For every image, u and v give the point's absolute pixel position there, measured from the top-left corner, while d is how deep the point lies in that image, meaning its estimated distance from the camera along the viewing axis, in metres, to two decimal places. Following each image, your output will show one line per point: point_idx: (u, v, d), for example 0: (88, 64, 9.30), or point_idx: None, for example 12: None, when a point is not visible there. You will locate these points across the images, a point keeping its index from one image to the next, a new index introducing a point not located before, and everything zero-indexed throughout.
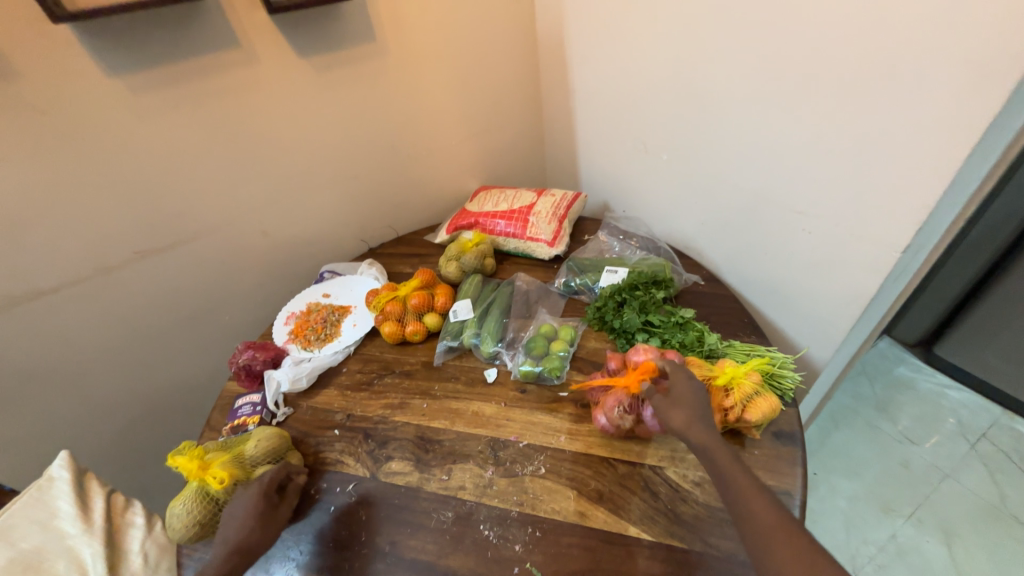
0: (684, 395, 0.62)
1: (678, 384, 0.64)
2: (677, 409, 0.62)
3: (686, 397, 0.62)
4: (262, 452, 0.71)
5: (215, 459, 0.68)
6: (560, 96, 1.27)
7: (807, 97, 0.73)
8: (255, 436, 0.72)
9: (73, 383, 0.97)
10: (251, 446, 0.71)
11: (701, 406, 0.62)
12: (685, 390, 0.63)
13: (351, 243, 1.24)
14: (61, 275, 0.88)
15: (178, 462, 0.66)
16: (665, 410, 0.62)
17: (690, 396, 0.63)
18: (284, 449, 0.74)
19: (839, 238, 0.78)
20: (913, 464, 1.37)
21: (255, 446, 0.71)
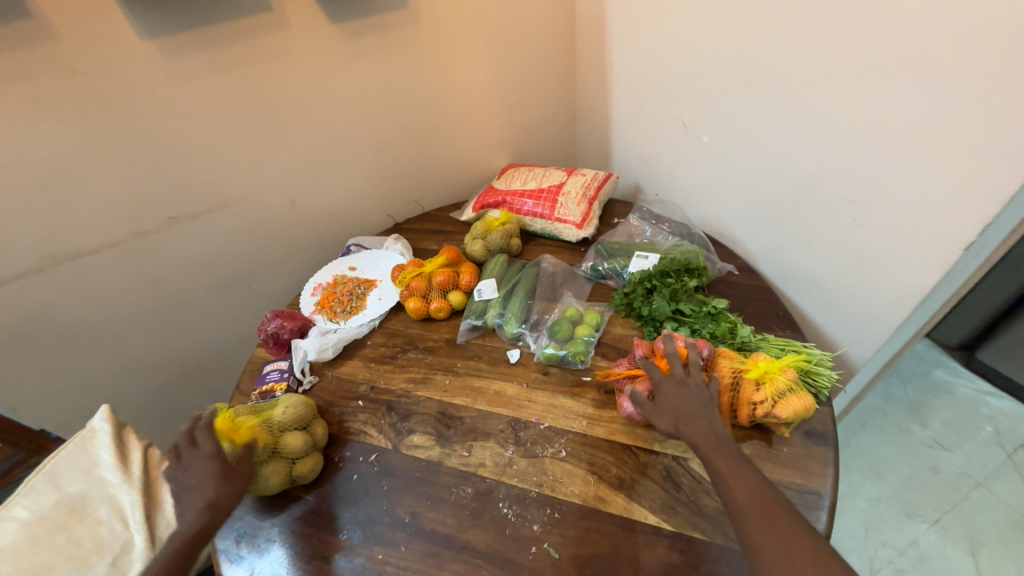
0: (670, 400, 0.62)
1: (664, 388, 0.64)
2: (664, 413, 0.62)
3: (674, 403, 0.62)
4: (290, 419, 0.72)
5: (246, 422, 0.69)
6: (595, 71, 1.22)
7: (869, 77, 0.68)
8: (281, 405, 0.73)
9: (113, 341, 1.01)
10: (279, 414, 0.72)
11: (692, 408, 0.61)
12: (671, 395, 0.63)
13: (378, 217, 1.24)
14: (101, 237, 0.91)
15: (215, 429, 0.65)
16: (654, 417, 0.62)
17: (678, 399, 0.62)
18: (310, 418, 0.75)
19: (891, 232, 0.74)
20: (943, 470, 1.32)
21: (284, 412, 0.72)
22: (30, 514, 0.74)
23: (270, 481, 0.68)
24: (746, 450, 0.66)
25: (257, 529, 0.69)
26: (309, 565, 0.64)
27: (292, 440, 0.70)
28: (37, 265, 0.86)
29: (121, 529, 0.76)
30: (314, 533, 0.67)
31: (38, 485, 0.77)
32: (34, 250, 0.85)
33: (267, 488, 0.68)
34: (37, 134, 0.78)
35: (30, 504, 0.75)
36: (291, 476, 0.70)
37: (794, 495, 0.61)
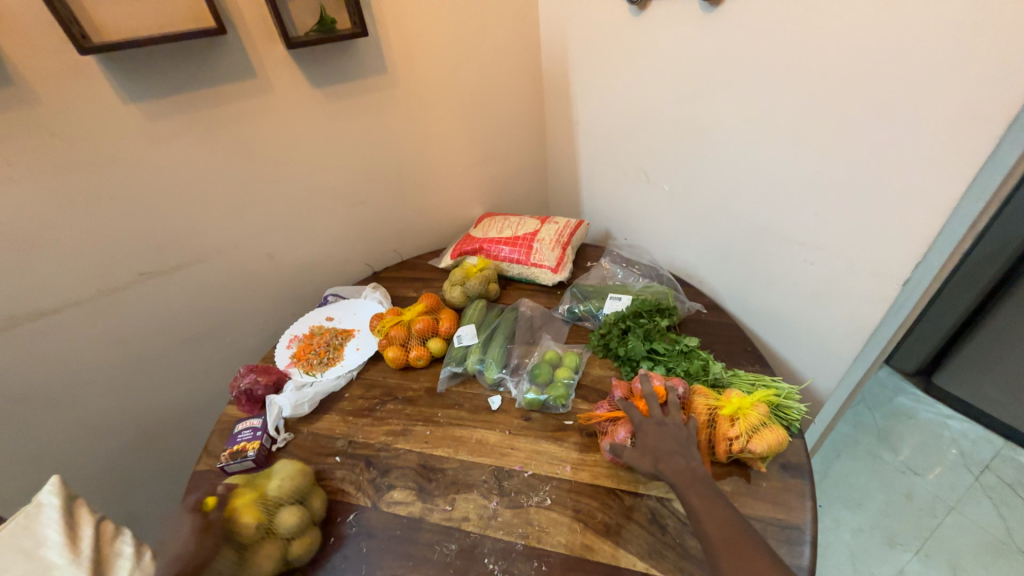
0: (651, 441, 0.64)
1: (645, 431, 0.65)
2: (646, 454, 0.63)
3: (654, 444, 0.64)
4: (285, 491, 0.67)
5: (237, 499, 0.64)
6: (564, 128, 1.31)
7: (807, 135, 0.76)
8: (277, 475, 0.69)
9: (69, 404, 0.95)
10: (274, 485, 0.67)
11: (672, 446, 0.63)
12: (651, 436, 0.64)
13: (356, 266, 1.25)
14: (65, 296, 0.88)
15: (204, 504, 0.65)
16: (637, 459, 0.62)
17: (659, 440, 0.64)
18: (306, 489, 0.70)
19: (841, 270, 0.80)
20: (917, 495, 1.35)
21: (278, 484, 0.67)
22: None
23: (263, 565, 0.62)
24: (727, 487, 0.67)
25: None
26: None
27: (286, 514, 0.65)
28: None
29: None
30: None
31: None
32: None
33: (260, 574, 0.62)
34: (6, 194, 0.77)
35: None
36: (289, 554, 0.64)
37: (777, 531, 0.62)
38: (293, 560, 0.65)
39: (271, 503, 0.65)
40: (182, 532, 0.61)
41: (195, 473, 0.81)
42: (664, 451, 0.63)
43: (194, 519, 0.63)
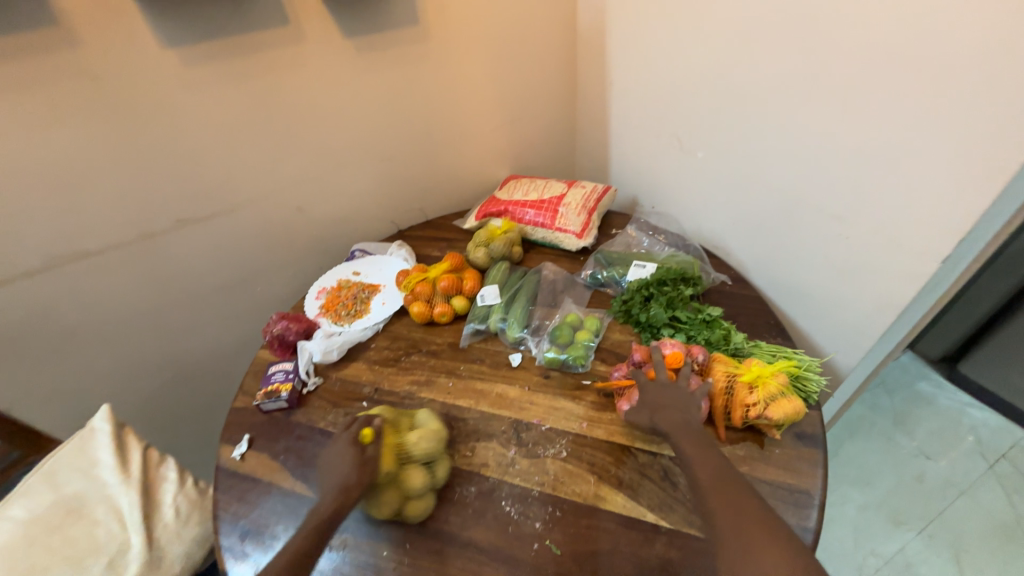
0: (651, 397, 0.69)
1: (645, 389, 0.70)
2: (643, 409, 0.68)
3: (652, 400, 0.68)
4: (421, 450, 0.66)
5: (386, 439, 0.66)
6: (596, 90, 1.27)
7: (855, 102, 0.73)
8: (421, 432, 0.68)
9: (115, 341, 1.02)
10: (417, 441, 0.67)
11: (671, 402, 0.67)
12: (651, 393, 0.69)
13: (382, 224, 1.27)
14: (110, 238, 0.92)
15: (363, 433, 0.66)
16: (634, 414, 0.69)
17: (657, 396, 0.68)
18: (438, 453, 0.69)
19: (877, 246, 0.78)
20: (928, 479, 1.36)
21: (419, 440, 0.67)
22: (26, 514, 0.78)
23: (385, 507, 0.64)
24: (740, 451, 0.69)
25: (263, 527, 0.70)
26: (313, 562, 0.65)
27: (416, 474, 0.65)
28: (46, 263, 0.88)
29: (117, 529, 0.81)
30: None
31: (37, 483, 0.82)
32: (43, 249, 0.86)
33: (380, 512, 0.64)
34: (54, 135, 0.80)
35: (26, 504, 0.79)
36: (408, 513, 0.65)
37: (786, 494, 0.64)
38: (410, 520, 0.66)
39: (408, 458, 0.66)
40: (343, 459, 0.63)
41: (233, 408, 0.87)
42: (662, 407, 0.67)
43: (355, 449, 0.64)
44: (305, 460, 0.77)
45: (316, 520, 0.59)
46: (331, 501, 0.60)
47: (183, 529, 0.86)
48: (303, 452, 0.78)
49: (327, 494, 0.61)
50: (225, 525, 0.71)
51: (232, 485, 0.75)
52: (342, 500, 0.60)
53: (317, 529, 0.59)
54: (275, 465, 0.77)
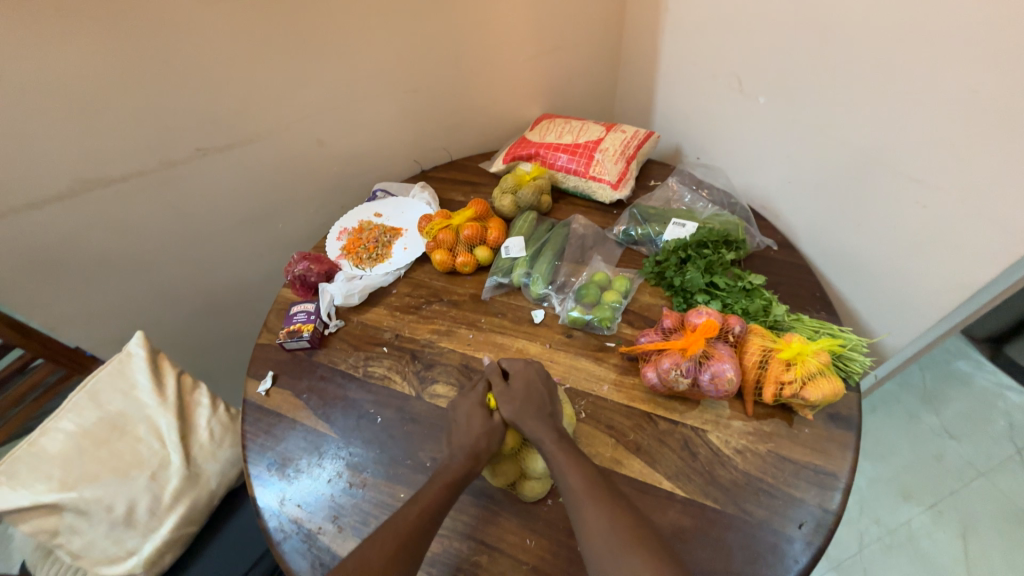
0: (520, 387, 0.66)
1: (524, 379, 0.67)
2: (512, 401, 0.65)
3: (522, 391, 0.66)
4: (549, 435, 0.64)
5: None
6: (646, 17, 1.12)
7: (969, 42, 0.60)
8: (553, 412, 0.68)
9: (144, 270, 1.03)
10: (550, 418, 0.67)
11: (540, 396, 0.66)
12: (523, 385, 0.67)
13: (405, 162, 1.20)
14: (130, 165, 0.90)
15: (490, 398, 0.67)
16: (502, 403, 0.65)
17: (527, 388, 0.66)
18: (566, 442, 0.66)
19: (957, 219, 0.69)
20: (947, 458, 1.33)
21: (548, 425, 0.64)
22: (75, 427, 0.83)
23: (501, 478, 0.63)
24: (767, 427, 0.66)
25: (288, 460, 0.73)
26: (335, 496, 0.68)
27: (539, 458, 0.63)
28: (69, 188, 0.86)
29: (158, 447, 0.87)
30: (340, 468, 0.71)
31: (82, 401, 0.86)
32: (65, 173, 0.85)
33: (497, 480, 0.63)
34: (63, 50, 0.75)
35: (75, 418, 0.84)
36: (526, 490, 0.63)
37: (810, 474, 0.62)
38: (523, 498, 0.64)
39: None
40: (470, 422, 0.65)
41: (258, 344, 0.88)
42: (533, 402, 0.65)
43: (483, 413, 0.65)
44: (327, 400, 0.79)
45: (443, 481, 0.60)
46: (461, 462, 0.61)
47: (218, 450, 0.93)
48: (325, 393, 0.80)
49: (457, 454, 0.62)
50: (253, 455, 0.74)
51: (259, 418, 0.78)
52: (468, 463, 0.61)
53: (444, 489, 0.60)
54: (298, 403, 0.79)
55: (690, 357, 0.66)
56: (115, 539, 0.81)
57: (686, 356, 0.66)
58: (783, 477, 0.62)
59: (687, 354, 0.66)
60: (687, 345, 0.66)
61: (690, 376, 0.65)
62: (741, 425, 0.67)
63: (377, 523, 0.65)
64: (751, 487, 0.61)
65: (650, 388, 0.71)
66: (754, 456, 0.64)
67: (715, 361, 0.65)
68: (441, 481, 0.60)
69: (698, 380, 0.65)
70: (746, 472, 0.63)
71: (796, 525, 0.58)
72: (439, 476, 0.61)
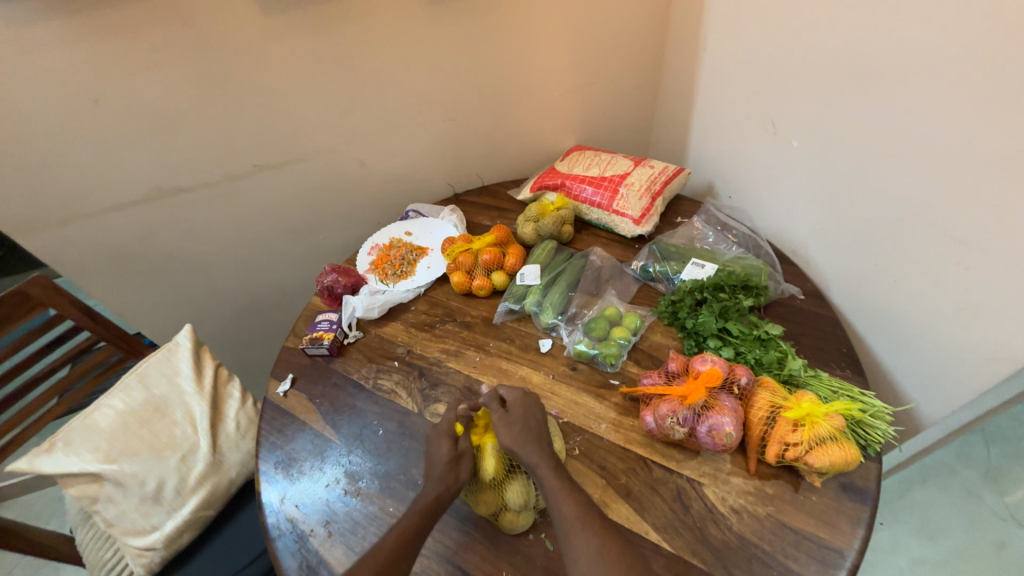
0: (519, 413, 0.67)
1: (523, 407, 0.68)
2: (510, 427, 0.65)
3: (520, 417, 0.67)
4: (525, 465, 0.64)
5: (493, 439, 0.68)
6: (686, 55, 1.12)
7: (1022, 98, 0.56)
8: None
9: (200, 269, 1.15)
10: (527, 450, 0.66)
11: (538, 424, 0.67)
12: (522, 411, 0.67)
13: (439, 185, 1.26)
14: (196, 177, 1.01)
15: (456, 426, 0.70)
16: (500, 427, 0.65)
17: (526, 415, 0.67)
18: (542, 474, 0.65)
19: (1009, 285, 0.62)
20: (1011, 548, 1.17)
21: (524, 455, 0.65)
22: (123, 406, 0.93)
23: (481, 505, 0.64)
24: (769, 489, 0.63)
25: (293, 460, 0.77)
26: (331, 501, 0.72)
27: (515, 488, 0.63)
28: (145, 195, 0.99)
29: (190, 432, 0.95)
30: (340, 474, 0.74)
31: (132, 382, 0.96)
32: (143, 182, 0.97)
33: (477, 508, 0.65)
34: (151, 79, 0.87)
35: (125, 398, 0.94)
36: (503, 522, 0.63)
37: (812, 547, 0.57)
38: (503, 529, 0.64)
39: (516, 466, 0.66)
40: (438, 452, 0.66)
41: (284, 347, 0.95)
42: (532, 429, 0.66)
43: (450, 440, 0.67)
44: (337, 407, 0.83)
45: (419, 508, 0.62)
46: (435, 491, 0.63)
47: (241, 441, 0.99)
48: (336, 400, 0.84)
49: (431, 484, 0.64)
50: (265, 451, 0.79)
51: (274, 417, 0.84)
52: (444, 491, 0.63)
53: (420, 516, 0.62)
54: (311, 407, 0.84)
55: (688, 407, 0.63)
56: (143, 513, 0.89)
57: (685, 404, 0.64)
58: (781, 545, 0.58)
59: (686, 403, 0.64)
60: (687, 395, 0.64)
61: (686, 426, 0.63)
62: (741, 483, 0.63)
63: (365, 533, 0.67)
64: (743, 551, 0.58)
65: (647, 432, 0.69)
66: (752, 519, 0.60)
67: (713, 413, 0.62)
68: (416, 509, 0.62)
69: (695, 431, 0.63)
70: (740, 534, 0.59)
71: None
72: (418, 503, 0.63)
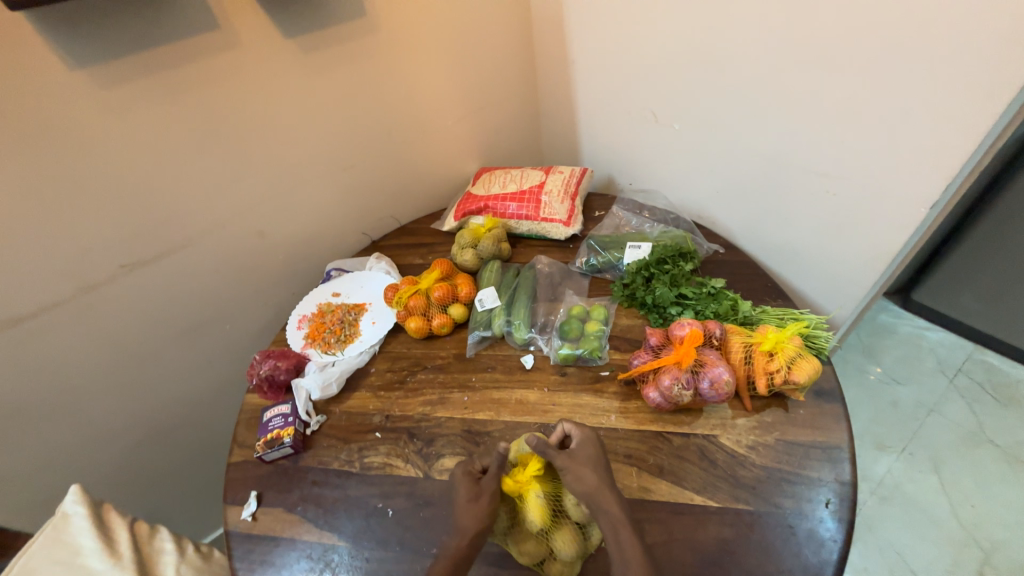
0: (587, 453, 0.63)
1: (588, 449, 0.64)
2: (582, 468, 0.61)
3: (588, 456, 0.63)
4: (576, 512, 0.60)
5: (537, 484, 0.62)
6: (557, 69, 1.23)
7: (833, 59, 0.73)
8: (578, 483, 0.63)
9: (71, 410, 0.90)
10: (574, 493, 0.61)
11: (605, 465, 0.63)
12: (591, 451, 0.63)
13: (353, 237, 1.18)
14: (45, 297, 0.80)
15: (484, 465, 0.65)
16: (572, 470, 0.60)
17: (594, 457, 0.63)
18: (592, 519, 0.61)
19: (864, 198, 0.80)
20: (902, 403, 1.47)
21: (575, 502, 0.60)
22: None
23: (522, 553, 0.59)
24: (768, 417, 0.70)
25: None
26: None
27: (564, 538, 0.58)
28: None
29: None
30: None
31: None
32: None
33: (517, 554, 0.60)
34: None
35: None
36: (548, 571, 0.59)
37: (819, 452, 0.66)
38: None
39: (563, 511, 0.61)
40: (459, 496, 0.62)
41: (231, 464, 0.79)
42: (601, 469, 0.62)
43: (469, 482, 0.63)
44: (326, 506, 0.71)
45: (463, 540, 0.59)
46: (475, 519, 0.59)
47: None
48: (321, 499, 0.72)
49: (469, 513, 0.60)
50: None
51: (250, 549, 0.69)
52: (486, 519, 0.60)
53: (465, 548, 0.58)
54: (293, 518, 0.71)
55: (686, 369, 0.69)
56: None
57: (682, 368, 0.69)
58: (798, 461, 0.65)
59: (683, 367, 0.69)
60: (682, 359, 0.69)
61: (691, 387, 0.68)
62: (746, 422, 0.70)
63: None
64: (773, 479, 0.64)
65: (655, 408, 0.73)
66: (767, 449, 0.67)
67: (709, 367, 0.68)
68: (460, 539, 0.59)
69: (699, 389, 0.68)
70: (764, 466, 0.65)
71: (824, 506, 0.61)
72: (456, 533, 0.60)
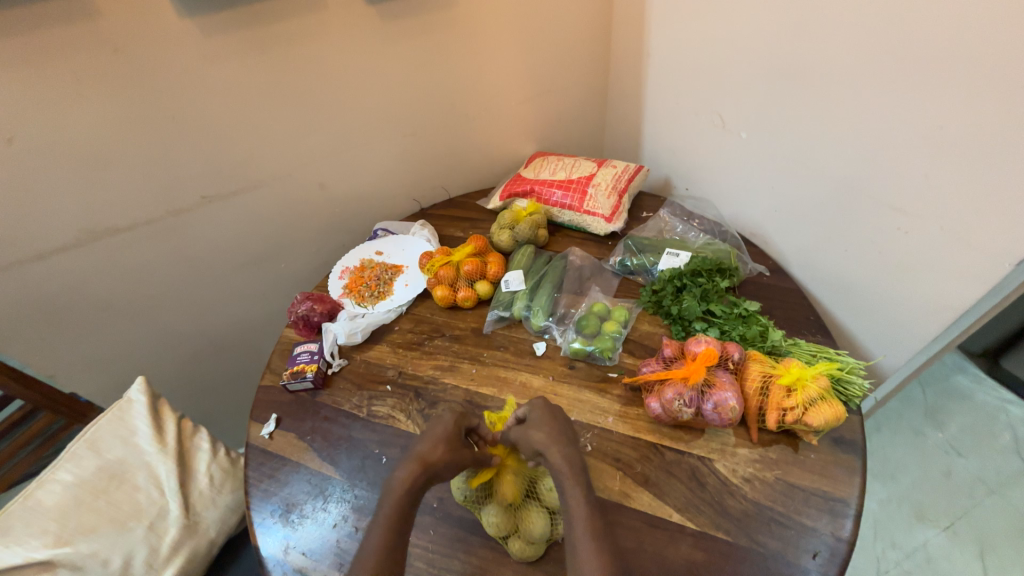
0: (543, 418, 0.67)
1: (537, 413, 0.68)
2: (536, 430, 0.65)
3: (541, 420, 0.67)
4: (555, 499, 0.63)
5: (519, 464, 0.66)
6: (631, 61, 1.19)
7: (934, 83, 0.64)
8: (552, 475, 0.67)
9: (146, 315, 1.04)
10: (549, 482, 0.65)
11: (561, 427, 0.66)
12: (544, 415, 0.68)
13: (404, 201, 1.24)
14: (136, 215, 0.92)
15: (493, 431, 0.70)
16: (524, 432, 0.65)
17: (549, 419, 0.67)
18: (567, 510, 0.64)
19: (941, 242, 0.71)
20: (957, 476, 1.31)
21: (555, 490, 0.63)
22: (73, 477, 0.81)
23: (491, 523, 0.61)
24: (773, 454, 0.67)
25: (292, 505, 0.72)
26: (341, 541, 0.67)
27: (537, 520, 0.60)
28: (75, 239, 0.89)
29: (157, 496, 0.85)
30: (346, 512, 0.70)
31: (80, 450, 0.84)
32: (72, 225, 0.87)
33: (487, 524, 0.61)
34: (76, 110, 0.78)
35: (73, 468, 0.82)
36: (511, 546, 0.61)
37: (820, 502, 0.62)
38: (510, 554, 0.62)
39: (534, 494, 0.64)
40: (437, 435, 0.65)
41: (261, 387, 0.88)
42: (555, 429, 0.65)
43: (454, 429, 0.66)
44: (331, 441, 0.78)
45: (420, 463, 0.62)
46: (440, 449, 0.63)
47: (217, 496, 0.90)
48: (329, 434, 0.79)
49: (438, 443, 0.64)
50: (256, 501, 0.73)
51: (262, 462, 0.77)
52: (448, 452, 0.63)
53: (419, 472, 0.62)
54: (302, 445, 0.79)
55: (692, 387, 0.66)
56: None
57: (688, 386, 0.67)
58: (794, 505, 0.62)
59: (689, 385, 0.67)
60: (691, 376, 0.67)
61: (693, 406, 0.66)
62: (747, 453, 0.67)
63: None
64: (762, 516, 0.61)
65: (654, 418, 0.71)
66: (763, 484, 0.64)
67: (717, 389, 0.66)
68: (416, 464, 0.62)
69: (702, 409, 0.66)
70: (755, 501, 0.62)
71: (810, 556, 0.58)
72: (415, 459, 0.63)
